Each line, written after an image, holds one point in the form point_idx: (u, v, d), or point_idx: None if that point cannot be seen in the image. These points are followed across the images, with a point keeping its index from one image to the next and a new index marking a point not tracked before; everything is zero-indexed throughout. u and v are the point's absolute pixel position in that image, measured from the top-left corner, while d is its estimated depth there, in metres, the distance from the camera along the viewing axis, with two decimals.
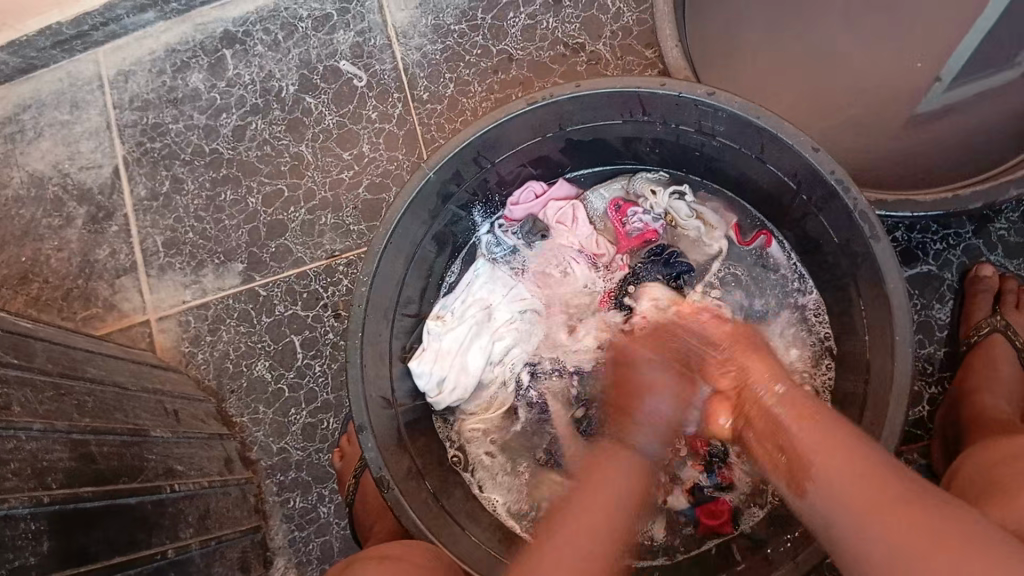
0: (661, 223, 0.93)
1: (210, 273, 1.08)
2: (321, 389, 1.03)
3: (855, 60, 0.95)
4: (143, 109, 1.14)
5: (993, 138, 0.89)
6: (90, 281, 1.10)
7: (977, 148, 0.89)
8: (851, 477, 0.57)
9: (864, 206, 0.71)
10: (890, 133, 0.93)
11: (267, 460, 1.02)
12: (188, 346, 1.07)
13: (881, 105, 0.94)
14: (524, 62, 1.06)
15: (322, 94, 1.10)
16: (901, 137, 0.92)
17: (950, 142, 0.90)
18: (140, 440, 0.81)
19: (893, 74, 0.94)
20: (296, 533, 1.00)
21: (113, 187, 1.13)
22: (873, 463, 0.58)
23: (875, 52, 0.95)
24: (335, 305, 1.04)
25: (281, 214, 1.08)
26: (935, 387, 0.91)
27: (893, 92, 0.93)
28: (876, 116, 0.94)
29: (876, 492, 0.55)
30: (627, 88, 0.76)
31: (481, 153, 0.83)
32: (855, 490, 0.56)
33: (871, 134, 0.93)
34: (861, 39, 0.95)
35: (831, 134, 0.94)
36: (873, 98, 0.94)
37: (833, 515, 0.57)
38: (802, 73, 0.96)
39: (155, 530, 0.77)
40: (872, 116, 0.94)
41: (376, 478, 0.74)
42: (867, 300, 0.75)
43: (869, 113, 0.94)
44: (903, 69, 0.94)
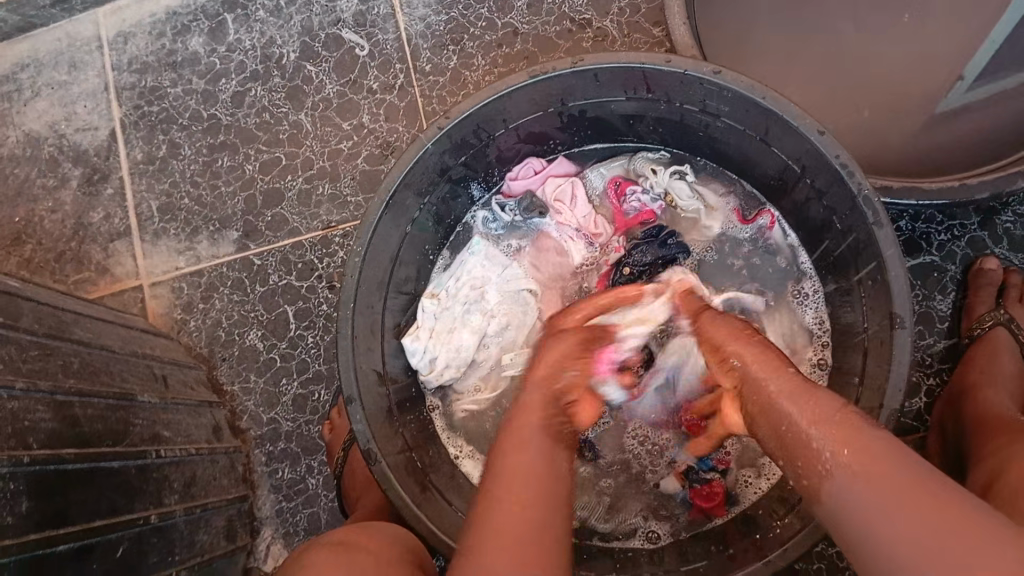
0: (660, 204, 0.91)
1: (205, 240, 1.07)
2: (313, 360, 1.02)
3: (874, 42, 0.93)
4: (141, 72, 1.12)
5: (999, 134, 0.87)
6: (83, 244, 1.09)
7: (983, 140, 0.88)
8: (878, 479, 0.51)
9: (868, 192, 0.70)
10: (908, 119, 0.91)
11: (257, 430, 1.02)
12: (180, 313, 1.06)
13: (899, 90, 0.92)
14: (529, 36, 1.04)
15: (324, 62, 1.08)
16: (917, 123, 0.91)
17: (958, 140, 0.89)
18: (126, 404, 0.81)
19: (914, 56, 0.92)
20: (284, 504, 0.99)
21: (109, 150, 1.11)
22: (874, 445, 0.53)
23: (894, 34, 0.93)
24: (329, 277, 1.03)
25: (278, 182, 1.07)
26: (933, 378, 0.90)
27: (911, 76, 0.92)
28: (896, 102, 0.91)
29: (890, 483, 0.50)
30: (630, 64, 0.75)
31: (481, 126, 0.81)
32: (884, 494, 0.49)
33: (888, 120, 0.91)
34: (880, 20, 0.93)
35: (845, 124, 0.92)
36: (891, 83, 0.92)
37: (853, 511, 0.51)
38: (818, 59, 0.94)
39: (138, 495, 0.76)
40: (889, 102, 0.92)
41: (364, 450, 0.73)
42: (868, 287, 0.74)
43: (888, 98, 0.92)
44: (924, 51, 0.92)
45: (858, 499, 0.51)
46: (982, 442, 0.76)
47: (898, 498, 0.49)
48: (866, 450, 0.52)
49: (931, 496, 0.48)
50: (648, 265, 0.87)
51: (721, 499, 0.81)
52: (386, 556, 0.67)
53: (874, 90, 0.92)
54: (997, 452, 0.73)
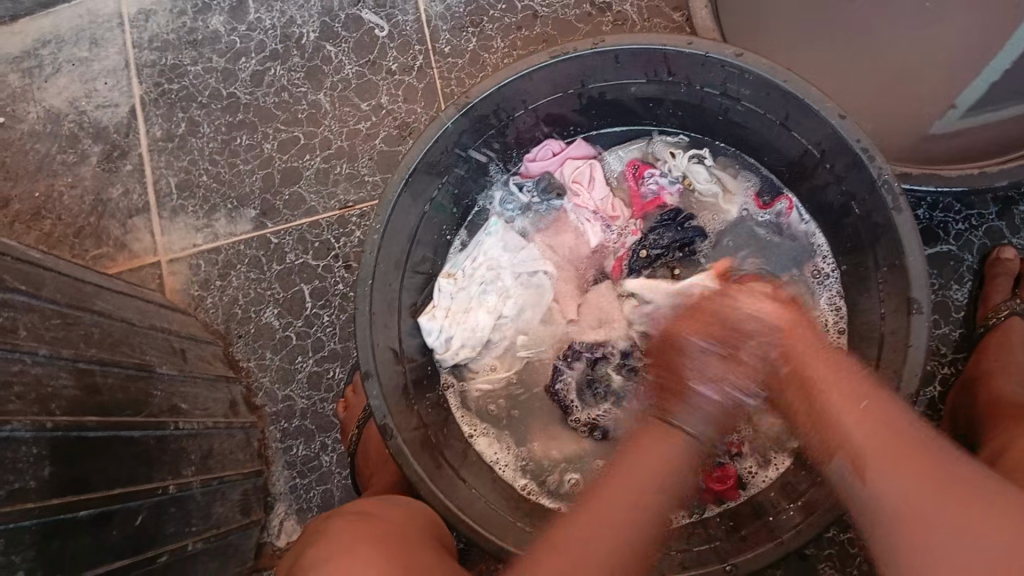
0: (677, 188, 0.92)
1: (223, 217, 1.08)
2: (328, 339, 1.03)
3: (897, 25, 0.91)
4: (161, 49, 1.13)
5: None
6: (102, 220, 1.10)
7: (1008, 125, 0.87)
8: (927, 483, 0.56)
9: (889, 177, 0.70)
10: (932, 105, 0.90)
11: (272, 406, 1.02)
12: (197, 290, 1.06)
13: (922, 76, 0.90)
14: (549, 19, 1.04)
15: (343, 42, 1.08)
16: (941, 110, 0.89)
17: (982, 128, 0.88)
18: (145, 376, 0.82)
19: (938, 39, 0.90)
20: (298, 480, 1.00)
21: (129, 126, 1.12)
22: (947, 466, 0.57)
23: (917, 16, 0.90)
24: (346, 256, 1.04)
25: (296, 161, 1.07)
26: (947, 368, 0.90)
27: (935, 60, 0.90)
28: (919, 89, 0.90)
29: (947, 495, 0.55)
30: (652, 45, 0.75)
31: (501, 106, 0.81)
32: (900, 473, 0.57)
33: (911, 108, 0.91)
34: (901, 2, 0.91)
35: (867, 114, 0.92)
36: (914, 69, 0.91)
37: (897, 511, 0.56)
38: (840, 46, 0.93)
39: (156, 465, 0.77)
40: (913, 89, 0.91)
41: (381, 425, 0.73)
42: (886, 273, 0.74)
43: (911, 84, 0.91)
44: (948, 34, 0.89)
45: (908, 506, 0.56)
46: (996, 429, 0.76)
47: (916, 481, 0.56)
48: (890, 418, 0.60)
49: (924, 451, 0.58)
50: (665, 247, 0.88)
51: (733, 482, 0.82)
52: (403, 526, 0.68)
53: (897, 77, 0.91)
54: (1011, 439, 0.73)
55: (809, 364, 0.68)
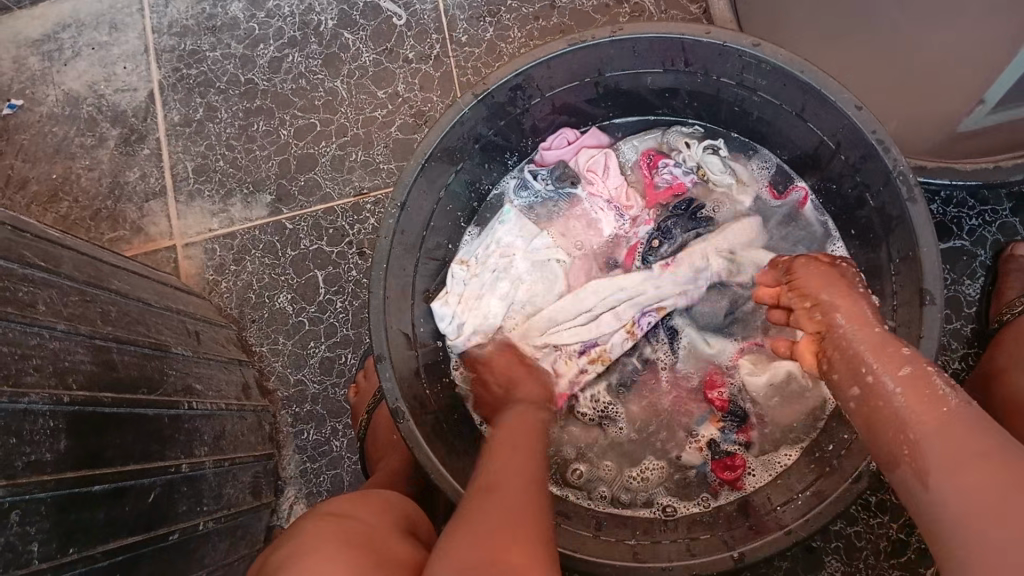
0: (692, 178, 0.91)
1: (238, 202, 1.09)
2: (340, 324, 1.03)
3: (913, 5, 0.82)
4: (181, 35, 1.14)
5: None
6: (119, 203, 1.10)
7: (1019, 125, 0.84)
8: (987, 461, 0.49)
9: (904, 168, 0.70)
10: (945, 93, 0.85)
11: (284, 391, 1.03)
12: (212, 274, 1.07)
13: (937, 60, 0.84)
14: (566, 10, 1.04)
15: (361, 30, 1.09)
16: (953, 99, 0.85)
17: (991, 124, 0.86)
18: (160, 355, 0.82)
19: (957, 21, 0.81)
20: (308, 464, 1.01)
21: (147, 111, 1.13)
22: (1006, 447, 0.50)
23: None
24: (360, 243, 1.04)
25: (312, 148, 1.08)
26: (958, 362, 0.90)
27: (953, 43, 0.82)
28: (932, 77, 0.85)
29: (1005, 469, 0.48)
30: (670, 34, 0.75)
31: (518, 94, 0.82)
32: (970, 478, 0.49)
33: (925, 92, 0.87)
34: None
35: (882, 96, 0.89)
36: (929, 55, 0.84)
37: (959, 497, 0.49)
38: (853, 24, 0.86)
39: (169, 443, 0.78)
40: (929, 76, 0.85)
41: (392, 408, 0.74)
42: (900, 266, 0.74)
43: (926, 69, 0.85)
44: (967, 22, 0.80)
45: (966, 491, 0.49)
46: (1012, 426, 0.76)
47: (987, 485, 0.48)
48: (958, 427, 0.53)
49: (981, 434, 0.51)
50: (676, 234, 0.89)
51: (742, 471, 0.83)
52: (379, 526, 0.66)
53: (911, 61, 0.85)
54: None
55: (861, 353, 0.61)
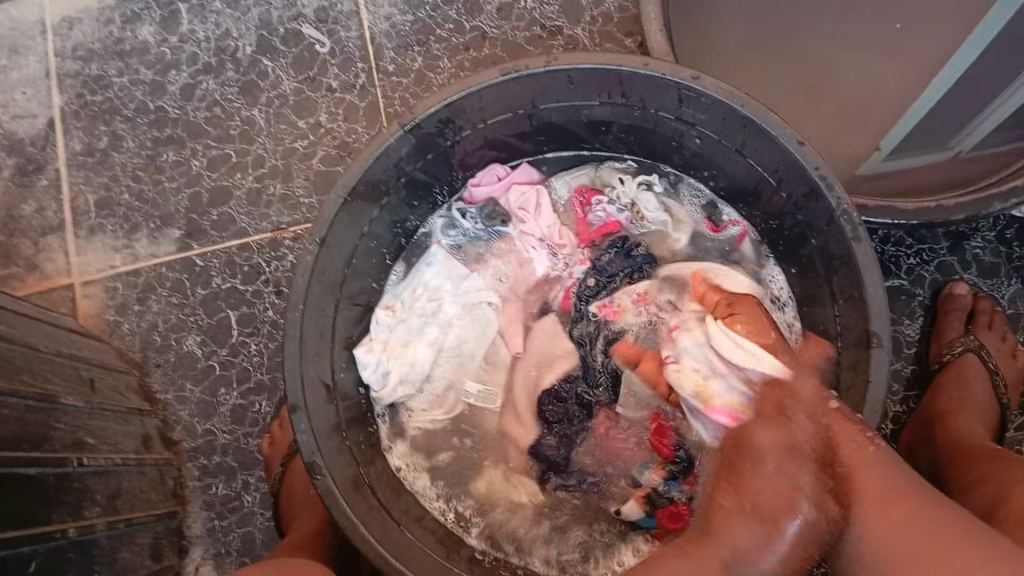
0: (626, 216, 0.88)
1: (145, 238, 1.01)
2: (254, 369, 0.96)
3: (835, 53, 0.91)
4: (85, 59, 1.06)
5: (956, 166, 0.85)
6: (12, 238, 1.01)
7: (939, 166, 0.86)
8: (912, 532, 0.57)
9: (848, 206, 0.67)
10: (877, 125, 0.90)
11: (190, 442, 0.95)
12: (113, 315, 0.99)
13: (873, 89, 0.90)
14: (497, 40, 1.01)
15: (281, 57, 1.03)
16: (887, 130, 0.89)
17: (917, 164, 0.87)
18: (48, 406, 0.74)
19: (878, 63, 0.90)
20: (216, 522, 0.93)
21: (46, 139, 1.04)
22: (917, 513, 0.58)
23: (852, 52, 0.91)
24: (277, 281, 0.97)
25: (227, 179, 1.01)
26: (900, 406, 0.88)
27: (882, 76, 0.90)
28: (868, 108, 0.90)
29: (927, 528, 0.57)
30: (606, 65, 0.71)
31: (446, 125, 0.77)
32: (897, 540, 0.57)
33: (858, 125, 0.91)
34: (841, 38, 0.91)
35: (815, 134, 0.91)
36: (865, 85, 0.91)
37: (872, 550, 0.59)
38: (794, 54, 0.91)
39: (55, 505, 0.69)
40: (873, 105, 0.90)
41: (307, 463, 0.67)
42: (844, 306, 0.71)
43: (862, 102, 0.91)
44: (893, 67, 0.90)
45: (882, 550, 0.58)
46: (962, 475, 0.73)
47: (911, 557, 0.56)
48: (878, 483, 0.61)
49: (899, 493, 0.60)
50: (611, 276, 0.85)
51: (686, 518, 0.75)
52: None
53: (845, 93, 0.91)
54: (980, 487, 0.70)
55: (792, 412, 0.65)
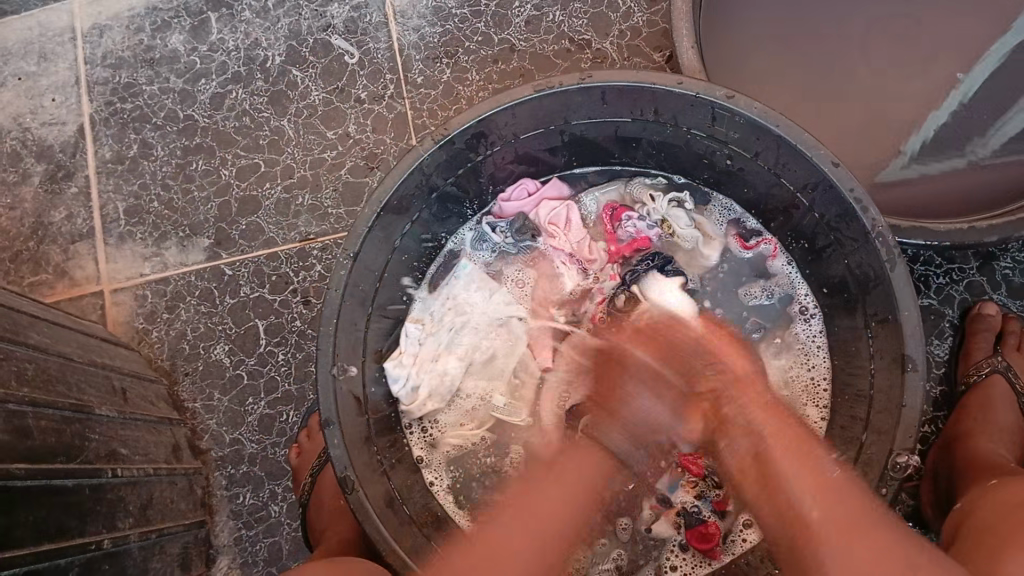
0: (656, 232, 0.87)
1: (174, 246, 1.01)
2: (282, 379, 0.96)
3: (870, 56, 0.89)
4: (115, 67, 1.07)
5: (978, 171, 0.85)
6: (42, 244, 1.02)
7: (960, 177, 0.85)
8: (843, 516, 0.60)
9: (883, 228, 0.67)
10: (909, 130, 0.87)
11: (218, 451, 0.95)
12: (142, 323, 1.00)
13: (906, 97, 0.87)
14: (526, 53, 1.01)
15: (310, 68, 1.04)
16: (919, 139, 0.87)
17: (960, 158, 0.85)
18: (83, 418, 0.75)
19: (911, 76, 0.88)
20: (243, 531, 0.93)
21: (76, 146, 1.05)
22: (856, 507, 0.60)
23: (888, 57, 0.88)
24: (305, 291, 0.98)
25: (255, 189, 1.01)
26: (928, 426, 0.88)
27: (922, 87, 0.87)
28: (897, 113, 0.87)
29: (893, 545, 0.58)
30: (640, 83, 0.71)
31: (476, 143, 0.76)
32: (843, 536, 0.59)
33: (886, 126, 0.87)
34: (876, 42, 0.89)
35: (837, 132, 0.88)
36: (897, 92, 0.88)
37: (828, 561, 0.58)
38: (829, 65, 0.89)
39: (91, 516, 0.70)
40: (901, 119, 0.87)
41: (340, 477, 0.67)
42: (877, 330, 0.71)
43: (892, 111, 0.87)
44: (928, 80, 0.87)
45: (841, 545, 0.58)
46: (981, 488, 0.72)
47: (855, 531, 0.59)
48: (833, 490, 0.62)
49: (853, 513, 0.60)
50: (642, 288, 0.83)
51: (717, 540, 0.78)
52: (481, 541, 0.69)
53: (876, 97, 0.88)
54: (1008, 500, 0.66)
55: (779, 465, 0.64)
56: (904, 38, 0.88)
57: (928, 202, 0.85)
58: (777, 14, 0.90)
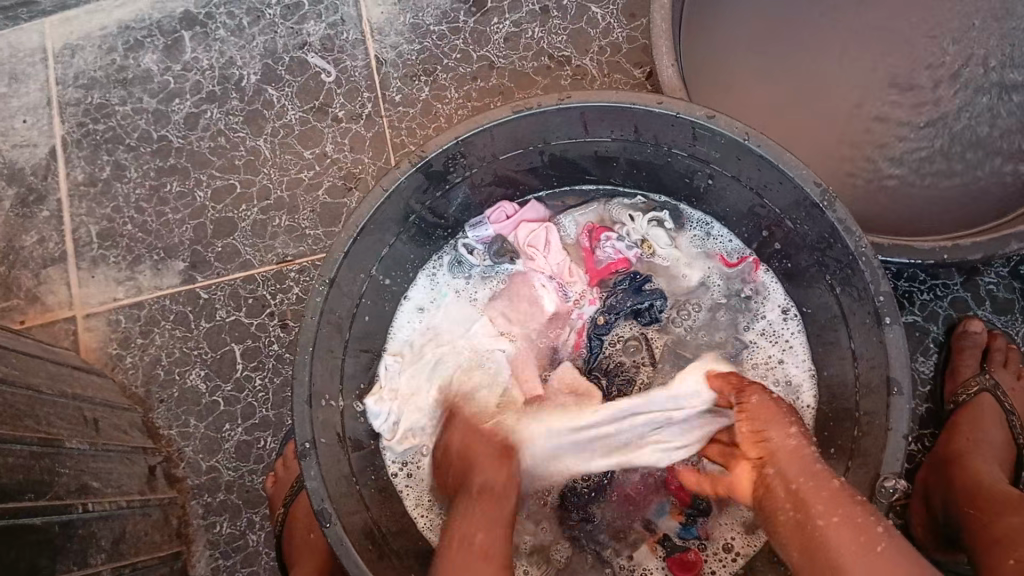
0: (635, 253, 0.86)
1: (148, 270, 0.99)
2: (259, 405, 0.94)
3: (849, 70, 0.88)
4: (87, 87, 1.04)
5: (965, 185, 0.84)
6: (13, 269, 1.00)
7: (965, 182, 0.84)
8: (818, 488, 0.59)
9: (867, 249, 0.66)
10: (888, 149, 0.86)
11: (194, 479, 0.93)
12: (116, 348, 0.97)
13: (885, 113, 0.87)
14: (505, 70, 1.00)
15: (286, 86, 1.02)
16: (897, 158, 0.86)
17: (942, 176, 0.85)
18: (51, 452, 0.73)
19: (887, 90, 0.87)
20: (221, 561, 0.91)
21: (48, 168, 1.03)
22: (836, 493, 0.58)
23: (866, 72, 0.87)
24: (282, 314, 0.96)
25: (231, 211, 1.00)
26: (915, 445, 0.87)
27: (898, 101, 0.86)
28: (874, 128, 0.87)
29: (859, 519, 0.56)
30: (619, 103, 0.70)
31: (454, 163, 0.75)
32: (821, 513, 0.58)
33: (864, 146, 0.87)
34: (855, 56, 0.88)
35: (813, 147, 0.87)
36: (875, 107, 0.87)
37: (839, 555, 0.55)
38: (804, 78, 0.88)
39: (60, 554, 0.68)
40: (875, 134, 0.87)
41: (316, 510, 0.65)
42: (862, 352, 0.69)
43: (866, 126, 0.87)
44: (904, 94, 0.86)
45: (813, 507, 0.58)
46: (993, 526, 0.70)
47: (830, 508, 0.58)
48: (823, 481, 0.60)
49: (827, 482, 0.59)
50: (623, 311, 0.85)
51: (697, 568, 0.78)
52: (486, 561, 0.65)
53: (856, 113, 0.87)
54: (1009, 547, 0.67)
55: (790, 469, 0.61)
56: (880, 51, 0.87)
57: (911, 218, 0.84)
58: (752, 26, 0.89)
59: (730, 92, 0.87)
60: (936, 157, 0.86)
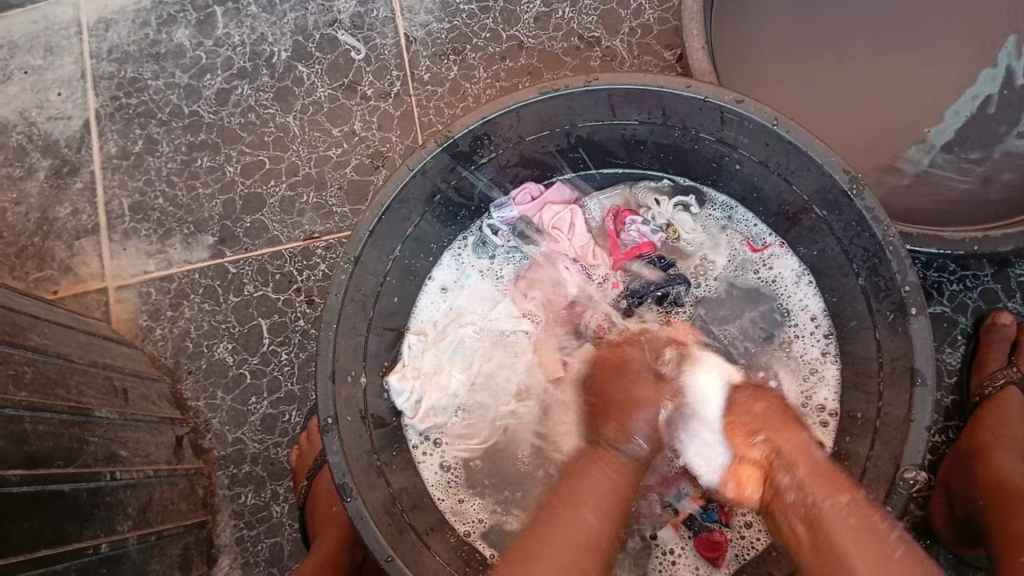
0: (660, 237, 0.86)
1: (178, 244, 1.01)
2: (285, 379, 0.96)
3: (878, 54, 0.87)
4: (121, 61, 1.06)
5: (997, 175, 0.83)
6: (46, 240, 1.02)
7: (1000, 172, 0.83)
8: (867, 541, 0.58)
9: (895, 238, 0.65)
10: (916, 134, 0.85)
11: (221, 450, 0.95)
12: (146, 320, 0.99)
13: (917, 96, 0.85)
14: (535, 51, 0.99)
15: (316, 63, 1.03)
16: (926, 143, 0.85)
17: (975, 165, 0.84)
18: (81, 420, 0.74)
19: (917, 76, 0.86)
20: (245, 531, 0.93)
21: (81, 141, 1.04)
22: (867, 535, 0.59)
23: (901, 56, 0.86)
24: (309, 290, 0.97)
25: (260, 187, 1.01)
26: (939, 436, 0.87)
27: (927, 86, 0.85)
28: (903, 112, 0.86)
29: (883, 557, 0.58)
30: (646, 87, 0.69)
31: (481, 143, 0.75)
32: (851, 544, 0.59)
33: (893, 129, 0.86)
34: (885, 40, 0.87)
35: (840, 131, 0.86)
36: (904, 91, 0.86)
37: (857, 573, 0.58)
38: (832, 61, 0.87)
39: (88, 521, 0.70)
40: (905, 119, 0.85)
41: (338, 484, 0.66)
42: (887, 342, 0.69)
43: (895, 111, 0.86)
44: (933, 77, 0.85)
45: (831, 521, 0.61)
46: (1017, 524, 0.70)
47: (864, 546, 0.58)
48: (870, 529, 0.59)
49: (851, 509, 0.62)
50: (646, 295, 0.85)
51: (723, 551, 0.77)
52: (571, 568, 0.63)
53: (885, 97, 0.86)
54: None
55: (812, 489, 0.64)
56: (909, 36, 0.86)
57: (939, 205, 0.83)
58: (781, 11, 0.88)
59: (757, 75, 0.86)
60: (969, 146, 0.84)
